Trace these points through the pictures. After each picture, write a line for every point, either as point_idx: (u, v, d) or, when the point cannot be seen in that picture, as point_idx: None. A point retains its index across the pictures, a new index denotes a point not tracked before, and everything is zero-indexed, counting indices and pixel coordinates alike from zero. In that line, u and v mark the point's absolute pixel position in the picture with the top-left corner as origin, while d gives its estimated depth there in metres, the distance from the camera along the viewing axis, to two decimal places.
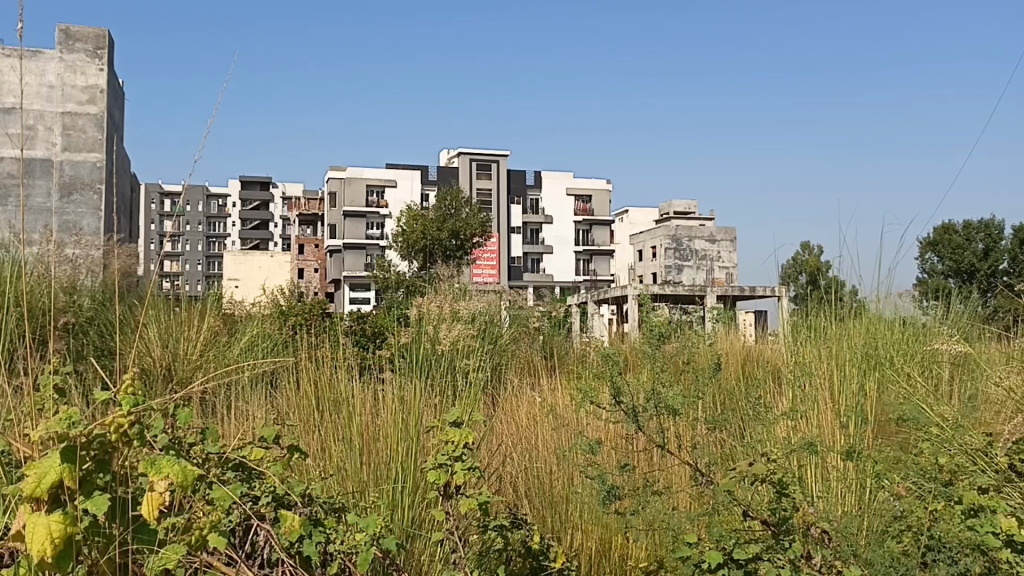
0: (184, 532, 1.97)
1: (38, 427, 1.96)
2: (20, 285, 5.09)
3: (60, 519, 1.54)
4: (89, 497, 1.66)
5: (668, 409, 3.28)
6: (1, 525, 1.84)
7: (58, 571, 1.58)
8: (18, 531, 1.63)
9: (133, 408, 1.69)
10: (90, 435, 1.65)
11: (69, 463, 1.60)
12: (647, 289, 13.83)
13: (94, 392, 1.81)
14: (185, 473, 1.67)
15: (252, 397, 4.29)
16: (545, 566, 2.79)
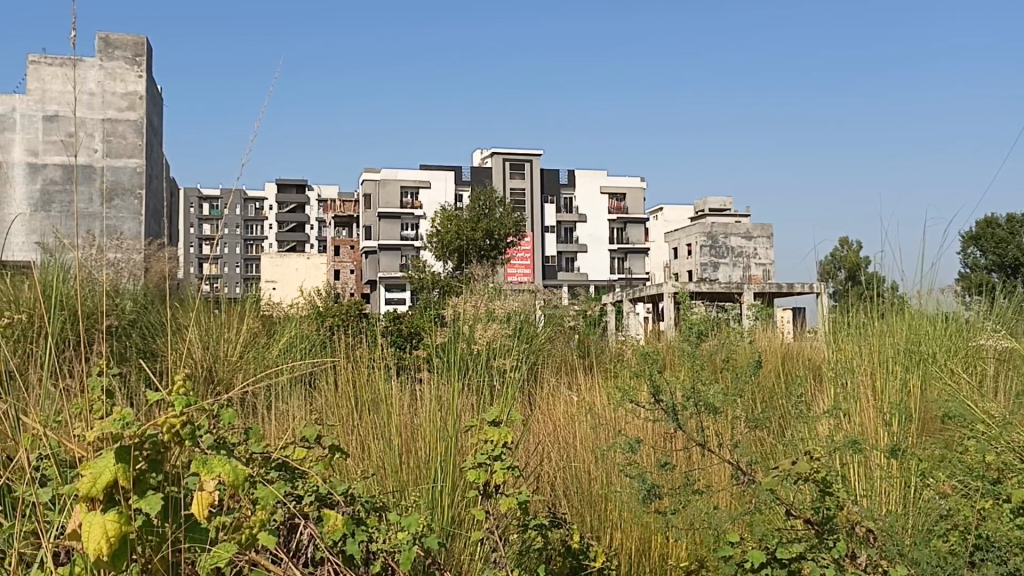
0: (232, 532, 1.99)
1: (89, 427, 1.99)
2: (65, 288, 5.20)
3: (115, 518, 1.56)
4: (142, 496, 1.69)
5: (708, 407, 3.26)
6: (57, 525, 1.88)
7: (114, 570, 1.61)
8: (74, 530, 1.66)
9: (185, 408, 1.71)
10: (143, 435, 1.68)
11: (122, 463, 1.63)
12: (683, 287, 13.78)
13: (146, 394, 1.84)
14: (236, 472, 1.69)
15: (292, 398, 4.34)
16: (585, 566, 2.83)
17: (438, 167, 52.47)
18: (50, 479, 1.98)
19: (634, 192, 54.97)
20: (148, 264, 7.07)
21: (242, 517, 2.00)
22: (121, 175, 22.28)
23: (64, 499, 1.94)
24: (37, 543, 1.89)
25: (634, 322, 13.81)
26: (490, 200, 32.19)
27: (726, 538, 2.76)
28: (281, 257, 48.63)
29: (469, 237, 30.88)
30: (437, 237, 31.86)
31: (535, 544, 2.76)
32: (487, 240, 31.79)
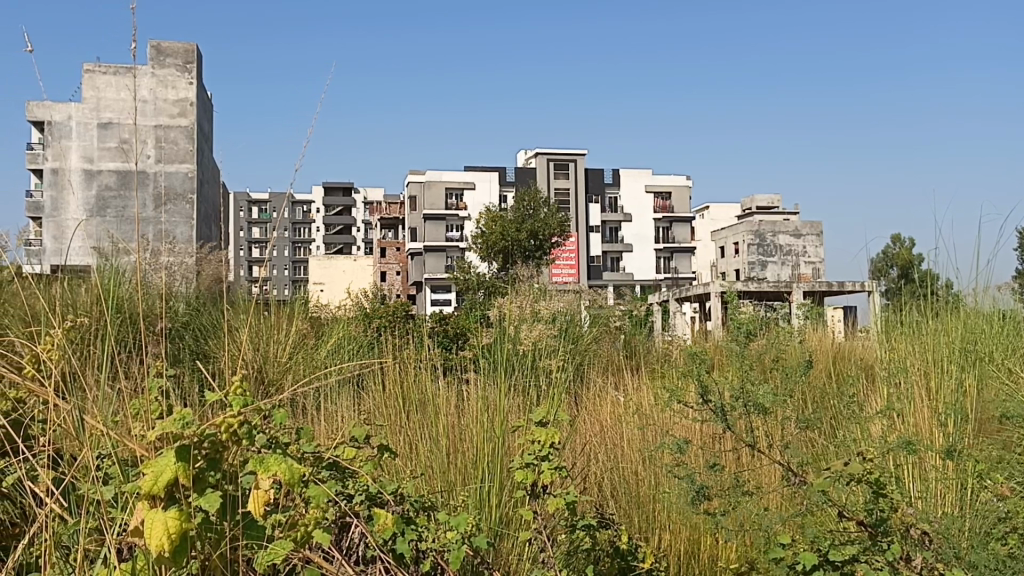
0: (288, 529, 2.02)
1: (148, 426, 2.04)
2: (121, 292, 5.34)
3: (176, 515, 1.60)
4: (201, 494, 1.73)
5: (758, 408, 3.24)
6: (121, 522, 1.92)
7: (174, 566, 1.64)
8: (136, 527, 1.70)
9: (242, 408, 1.74)
10: (202, 435, 1.71)
11: (183, 462, 1.66)
12: (730, 286, 13.63)
13: (206, 395, 1.88)
14: (292, 471, 1.71)
15: (341, 398, 4.41)
16: (634, 566, 2.82)
17: (482, 168, 52.63)
18: (113, 478, 2.03)
19: (680, 191, 54.53)
20: (200, 268, 7.21)
21: (297, 516, 2.03)
22: (173, 180, 22.78)
23: (126, 497, 1.98)
24: (101, 540, 1.94)
25: (681, 322, 13.68)
26: (534, 201, 32.18)
27: (777, 541, 2.72)
28: (328, 259, 49.22)
29: (514, 238, 30.94)
30: (482, 238, 32.00)
31: (583, 544, 2.75)
32: (532, 240, 31.75)
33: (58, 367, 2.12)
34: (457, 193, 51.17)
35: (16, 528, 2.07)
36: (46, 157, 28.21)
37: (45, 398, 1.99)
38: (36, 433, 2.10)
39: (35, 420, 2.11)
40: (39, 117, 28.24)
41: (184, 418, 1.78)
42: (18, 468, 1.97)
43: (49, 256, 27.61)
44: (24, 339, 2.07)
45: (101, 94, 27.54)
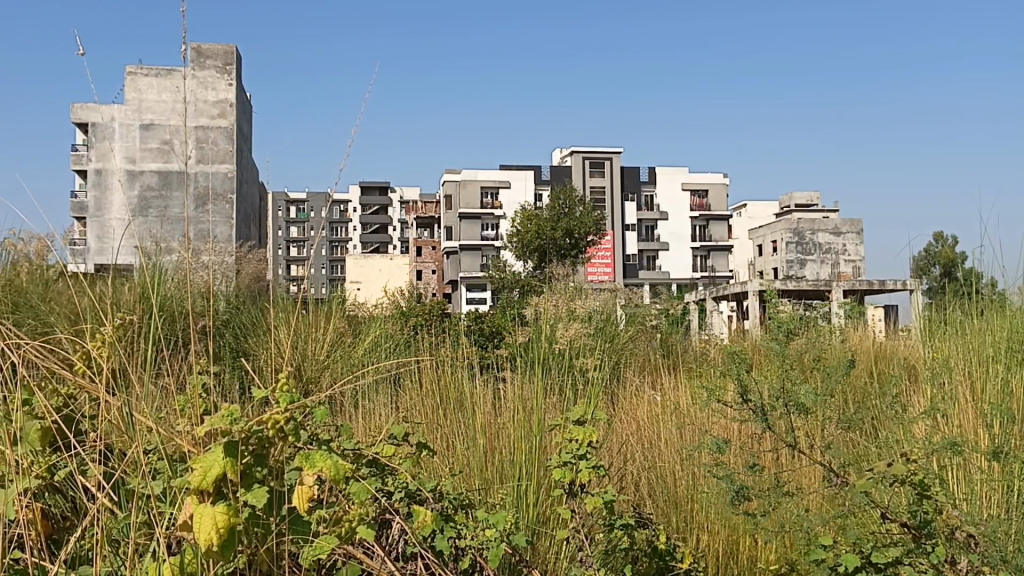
0: (332, 525, 2.04)
1: (195, 422, 2.07)
2: (163, 291, 5.43)
3: (224, 510, 1.62)
4: (249, 489, 1.75)
5: (799, 408, 3.20)
6: (170, 517, 1.94)
7: (222, 560, 1.66)
8: (185, 521, 1.72)
9: (289, 405, 1.77)
10: (249, 431, 1.73)
11: (230, 458, 1.69)
12: (768, 284, 13.49)
13: (253, 392, 1.91)
14: (337, 467, 1.74)
15: (379, 396, 4.44)
16: (672, 566, 2.80)
17: (518, 167, 52.70)
18: (162, 473, 2.06)
19: (717, 188, 54.08)
20: (240, 267, 7.31)
21: (341, 511, 2.04)
22: (213, 181, 23.11)
23: (174, 492, 2.01)
24: (150, 534, 1.97)
25: (719, 321, 13.56)
26: (569, 199, 32.15)
27: (818, 542, 2.70)
28: (365, 258, 49.59)
29: (549, 237, 30.92)
30: (517, 237, 32.07)
31: (621, 543, 2.74)
32: (568, 239, 31.66)
33: (108, 364, 2.16)
34: (493, 192, 51.24)
35: (68, 521, 2.11)
36: (90, 158, 28.77)
37: (97, 394, 2.03)
38: (86, 428, 2.13)
39: (87, 415, 2.16)
40: (83, 119, 28.82)
41: (231, 414, 1.81)
42: (71, 462, 2.01)
43: (93, 255, 28.17)
44: (76, 336, 2.12)
45: (143, 96, 28.04)
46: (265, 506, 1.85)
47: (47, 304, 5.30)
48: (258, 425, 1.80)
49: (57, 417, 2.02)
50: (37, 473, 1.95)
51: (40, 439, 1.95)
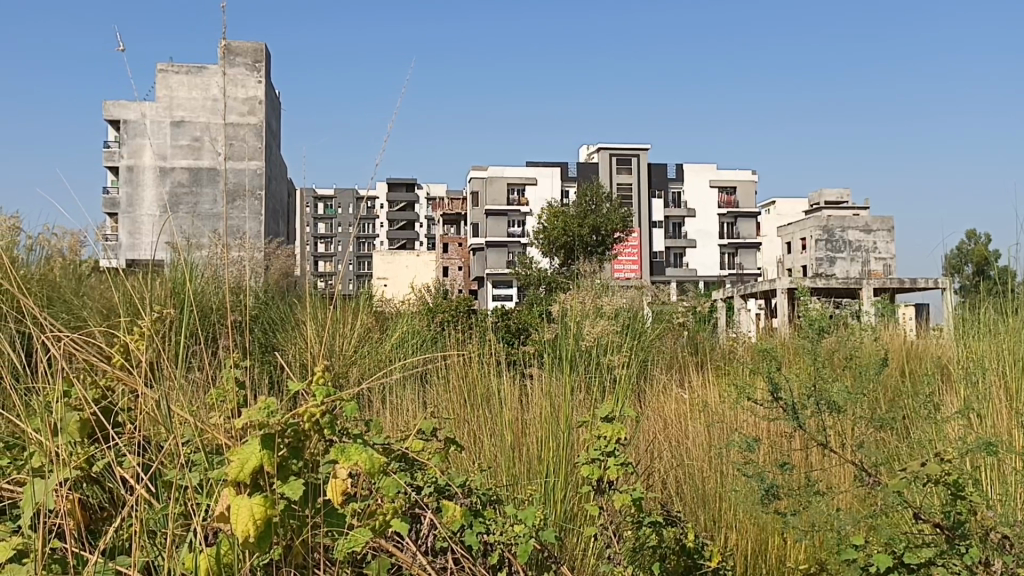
0: (365, 518, 2.05)
1: (231, 416, 2.08)
2: (194, 288, 5.49)
3: (261, 502, 1.64)
4: (286, 482, 1.77)
5: (831, 406, 3.17)
6: (205, 508, 1.96)
7: (258, 552, 1.68)
8: (222, 513, 1.73)
9: (325, 398, 1.78)
10: (286, 424, 1.75)
11: (267, 450, 1.70)
12: (797, 282, 13.35)
13: (289, 384, 1.93)
14: (373, 460, 1.75)
15: (406, 392, 4.46)
16: (701, 565, 2.76)
17: (544, 163, 52.67)
18: (199, 465, 2.07)
19: (745, 185, 53.66)
20: (269, 263, 7.38)
21: (375, 505, 2.05)
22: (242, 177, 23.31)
23: (211, 484, 2.03)
24: (187, 525, 1.99)
25: (746, 319, 13.45)
26: (596, 196, 32.08)
27: (849, 542, 2.68)
28: (392, 255, 49.79)
29: (576, 233, 30.85)
30: (543, 234, 32.06)
31: (650, 541, 2.72)
32: (594, 236, 31.57)
33: (146, 357, 2.18)
34: (519, 189, 51.24)
35: (105, 512, 2.13)
36: (121, 155, 29.12)
37: (135, 386, 2.04)
38: (123, 420, 2.16)
39: (123, 407, 2.18)
40: (115, 116, 29.18)
41: (268, 408, 1.82)
42: (108, 454, 2.02)
43: (124, 251, 28.53)
44: (113, 329, 2.14)
45: (174, 93, 28.35)
46: (300, 498, 1.86)
47: (80, 299, 5.37)
48: (294, 419, 1.81)
49: (95, 409, 2.04)
50: (76, 464, 1.97)
51: (79, 430, 1.98)
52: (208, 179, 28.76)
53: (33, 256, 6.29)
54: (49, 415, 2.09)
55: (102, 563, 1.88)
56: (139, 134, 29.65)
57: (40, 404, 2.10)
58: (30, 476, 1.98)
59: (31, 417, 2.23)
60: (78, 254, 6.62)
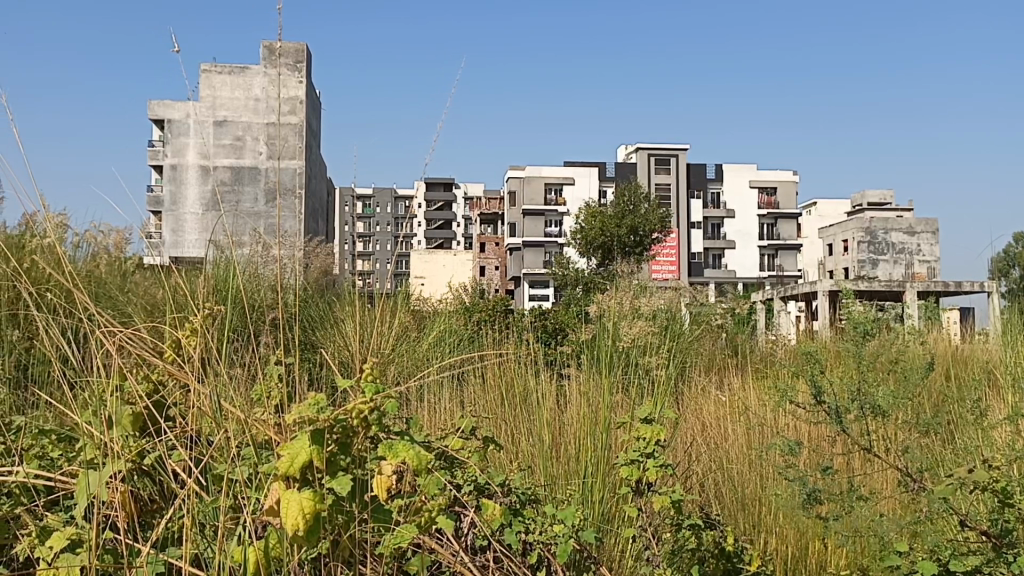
0: (411, 514, 2.06)
1: (278, 412, 2.11)
2: (237, 285, 5.57)
3: (310, 496, 1.66)
4: (334, 477, 1.79)
5: (876, 410, 3.13)
6: (253, 502, 1.99)
7: (307, 546, 1.69)
8: (272, 506, 1.76)
9: (373, 395, 1.80)
10: (335, 419, 1.76)
11: (317, 445, 1.73)
12: (838, 284, 13.19)
13: (337, 380, 1.95)
14: (420, 458, 1.77)
15: (444, 391, 4.49)
16: (740, 568, 2.72)
17: (582, 163, 52.56)
18: (248, 459, 2.10)
19: (786, 186, 53.07)
20: (309, 261, 7.48)
21: (421, 500, 2.06)
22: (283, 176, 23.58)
23: (260, 477, 2.05)
24: (235, 517, 2.01)
25: (786, 320, 13.33)
26: (634, 196, 31.95)
27: (892, 548, 2.65)
28: (429, 254, 50.04)
29: (613, 233, 30.76)
30: (580, 234, 32.05)
31: (688, 543, 2.71)
32: (632, 236, 31.41)
33: (197, 351, 2.22)
34: (557, 189, 51.20)
35: (156, 504, 2.15)
36: (165, 154, 29.64)
37: (186, 381, 2.08)
38: (172, 415, 2.20)
39: (174, 401, 2.21)
40: (159, 116, 29.71)
41: (318, 404, 1.84)
42: (160, 447, 2.06)
43: (168, 249, 29.00)
44: (166, 324, 2.18)
45: (217, 92, 28.79)
46: (349, 494, 1.88)
47: (125, 295, 5.47)
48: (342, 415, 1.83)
49: (147, 403, 2.08)
50: (128, 456, 2.01)
51: (132, 422, 2.02)
52: (250, 178, 29.16)
53: (81, 253, 6.43)
54: (102, 408, 2.14)
55: (153, 555, 1.91)
56: (183, 133, 30.15)
57: (93, 397, 2.14)
58: (84, 467, 2.03)
59: (84, 410, 2.28)
60: (124, 251, 6.75)
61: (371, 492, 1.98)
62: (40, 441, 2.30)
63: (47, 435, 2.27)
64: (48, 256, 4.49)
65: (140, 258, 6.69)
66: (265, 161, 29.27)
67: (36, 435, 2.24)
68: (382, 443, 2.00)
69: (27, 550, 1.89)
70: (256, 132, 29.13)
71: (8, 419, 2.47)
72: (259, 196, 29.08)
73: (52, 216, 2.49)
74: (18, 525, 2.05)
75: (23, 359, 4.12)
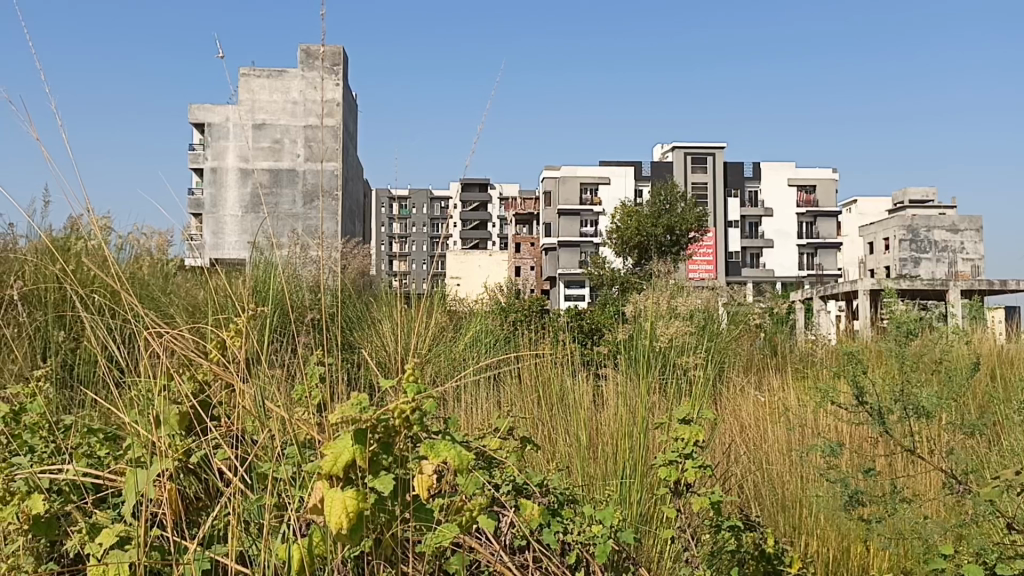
0: (452, 514, 2.07)
1: (320, 412, 2.13)
2: (277, 287, 5.64)
3: (353, 496, 1.67)
4: (376, 476, 1.80)
5: (920, 411, 3.08)
6: (296, 501, 2.01)
7: (350, 544, 1.71)
8: (315, 505, 1.79)
9: (415, 395, 1.80)
10: (377, 419, 1.78)
11: (359, 445, 1.74)
12: (879, 283, 13.01)
13: (379, 380, 1.96)
14: (461, 457, 1.77)
15: (482, 392, 4.51)
16: (781, 570, 2.70)
17: (618, 162, 52.39)
18: (292, 457, 2.13)
19: (825, 183, 52.37)
20: (347, 262, 7.57)
21: (462, 500, 2.07)
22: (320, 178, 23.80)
23: (303, 476, 2.06)
24: (279, 516, 2.04)
25: (825, 320, 13.18)
26: (671, 195, 31.74)
27: (937, 551, 2.62)
28: (465, 255, 50.20)
29: (650, 233, 30.64)
30: (617, 233, 31.99)
31: (728, 545, 2.68)
32: (668, 236, 31.22)
33: (241, 351, 2.25)
34: (592, 189, 51.07)
35: (201, 502, 2.19)
36: (206, 157, 30.13)
37: (232, 381, 2.11)
38: (216, 415, 2.23)
39: (220, 401, 2.24)
40: (200, 120, 30.21)
41: (360, 404, 1.85)
42: (206, 445, 2.10)
43: (208, 251, 29.43)
44: (211, 325, 2.21)
45: (256, 96, 29.23)
46: (391, 493, 1.89)
47: (168, 296, 5.56)
48: (384, 415, 1.84)
49: (193, 403, 2.12)
50: (175, 455, 2.04)
51: (179, 421, 2.06)
52: (288, 180, 29.48)
53: (123, 255, 6.55)
54: (149, 407, 2.17)
55: (199, 552, 1.94)
56: (222, 137, 30.59)
57: (141, 395, 2.18)
58: (132, 466, 2.07)
59: (131, 409, 2.32)
60: (166, 253, 6.87)
61: (413, 491, 1.99)
62: (89, 440, 2.35)
63: (96, 433, 2.32)
64: (94, 258, 4.59)
65: (182, 260, 6.80)
66: (303, 163, 29.60)
67: (85, 434, 2.29)
68: (422, 442, 2.01)
69: (79, 545, 1.93)
70: (294, 135, 29.47)
71: (58, 419, 2.52)
72: (297, 198, 29.40)
73: (97, 219, 2.54)
74: (69, 522, 2.10)
75: (70, 360, 4.21)
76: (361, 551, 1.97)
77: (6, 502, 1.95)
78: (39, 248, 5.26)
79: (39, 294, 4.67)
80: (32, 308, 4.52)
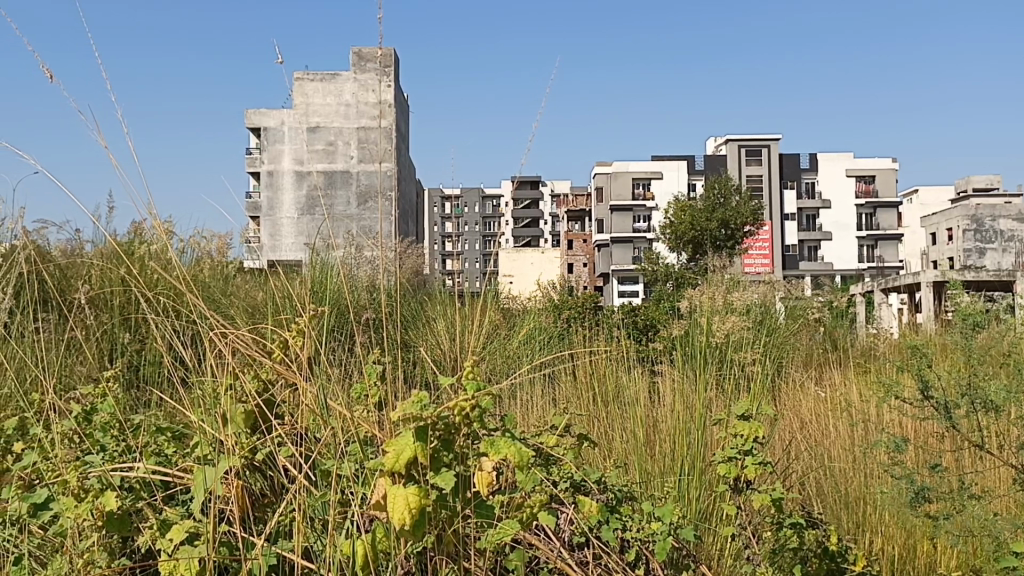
0: (512, 510, 2.08)
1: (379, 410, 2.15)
2: (334, 290, 5.71)
3: (416, 492, 1.69)
4: (438, 473, 1.81)
5: (988, 405, 3.01)
6: (358, 497, 2.04)
7: (413, 539, 1.73)
8: (378, 501, 1.81)
9: (474, 393, 1.81)
10: (438, 416, 1.79)
11: (421, 442, 1.75)
12: (944, 275, 12.67)
13: (438, 378, 1.96)
14: (522, 454, 1.78)
15: (537, 389, 4.52)
16: (845, 568, 2.66)
17: (670, 157, 51.89)
18: (354, 454, 2.16)
19: (885, 174, 51.20)
20: (401, 262, 7.65)
21: (521, 497, 2.07)
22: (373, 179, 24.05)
23: (365, 473, 2.10)
24: (344, 512, 2.08)
25: (888, 314, 12.91)
26: (725, 189, 31.33)
27: (1008, 548, 2.58)
28: (518, 253, 50.28)
29: (704, 228, 30.31)
30: (670, 229, 31.70)
31: (790, 542, 2.64)
32: (723, 230, 30.83)
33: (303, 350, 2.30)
34: (645, 184, 50.70)
35: (267, 499, 2.24)
36: (263, 161, 30.74)
37: (294, 380, 2.15)
38: (277, 414, 2.27)
39: (283, 401, 2.28)
40: (257, 124, 30.80)
41: (421, 401, 1.87)
42: (271, 444, 2.14)
43: (267, 252, 29.94)
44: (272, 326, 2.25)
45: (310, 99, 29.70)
46: (452, 489, 1.91)
47: (228, 297, 5.68)
48: (445, 412, 1.85)
49: (258, 402, 2.17)
50: (242, 453, 2.08)
51: (244, 419, 2.11)
52: (343, 181, 29.86)
53: (185, 258, 6.70)
54: (215, 406, 2.23)
55: (266, 547, 1.98)
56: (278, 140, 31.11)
57: (207, 394, 2.23)
58: (200, 463, 2.12)
59: (196, 409, 2.37)
60: (226, 256, 7.03)
61: (474, 488, 2.00)
62: (157, 439, 2.41)
63: (164, 432, 2.38)
64: (158, 261, 4.71)
65: (241, 262, 6.95)
66: (357, 164, 29.93)
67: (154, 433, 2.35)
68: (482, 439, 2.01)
69: (150, 541, 1.99)
70: (347, 137, 29.86)
71: (127, 420, 2.59)
72: (352, 199, 29.75)
73: (161, 224, 2.60)
74: (141, 517, 2.16)
75: (136, 360, 4.34)
76: (424, 547, 1.99)
77: (81, 499, 2.01)
78: (105, 253, 5.41)
79: (106, 297, 4.81)
80: (99, 311, 4.67)
